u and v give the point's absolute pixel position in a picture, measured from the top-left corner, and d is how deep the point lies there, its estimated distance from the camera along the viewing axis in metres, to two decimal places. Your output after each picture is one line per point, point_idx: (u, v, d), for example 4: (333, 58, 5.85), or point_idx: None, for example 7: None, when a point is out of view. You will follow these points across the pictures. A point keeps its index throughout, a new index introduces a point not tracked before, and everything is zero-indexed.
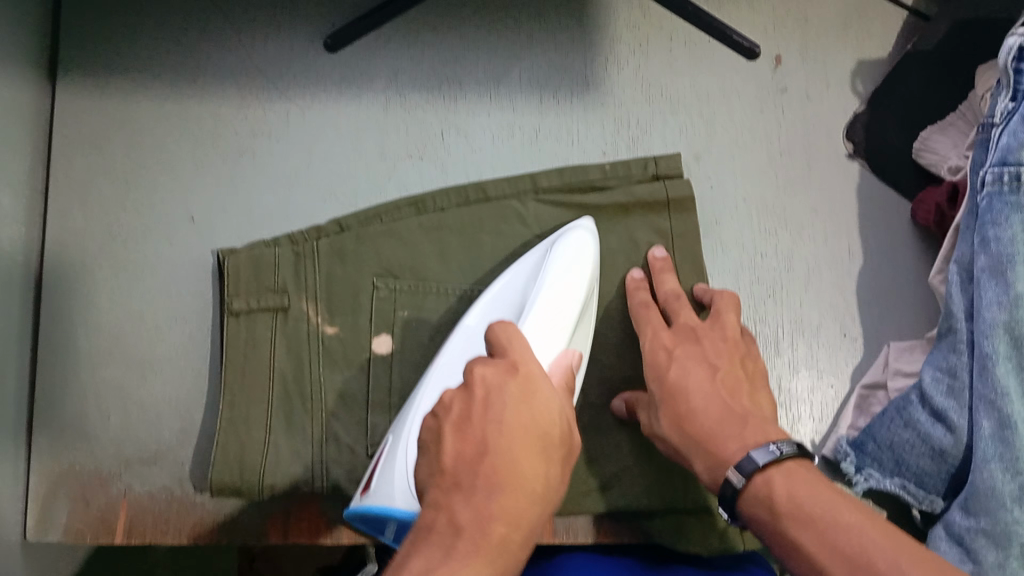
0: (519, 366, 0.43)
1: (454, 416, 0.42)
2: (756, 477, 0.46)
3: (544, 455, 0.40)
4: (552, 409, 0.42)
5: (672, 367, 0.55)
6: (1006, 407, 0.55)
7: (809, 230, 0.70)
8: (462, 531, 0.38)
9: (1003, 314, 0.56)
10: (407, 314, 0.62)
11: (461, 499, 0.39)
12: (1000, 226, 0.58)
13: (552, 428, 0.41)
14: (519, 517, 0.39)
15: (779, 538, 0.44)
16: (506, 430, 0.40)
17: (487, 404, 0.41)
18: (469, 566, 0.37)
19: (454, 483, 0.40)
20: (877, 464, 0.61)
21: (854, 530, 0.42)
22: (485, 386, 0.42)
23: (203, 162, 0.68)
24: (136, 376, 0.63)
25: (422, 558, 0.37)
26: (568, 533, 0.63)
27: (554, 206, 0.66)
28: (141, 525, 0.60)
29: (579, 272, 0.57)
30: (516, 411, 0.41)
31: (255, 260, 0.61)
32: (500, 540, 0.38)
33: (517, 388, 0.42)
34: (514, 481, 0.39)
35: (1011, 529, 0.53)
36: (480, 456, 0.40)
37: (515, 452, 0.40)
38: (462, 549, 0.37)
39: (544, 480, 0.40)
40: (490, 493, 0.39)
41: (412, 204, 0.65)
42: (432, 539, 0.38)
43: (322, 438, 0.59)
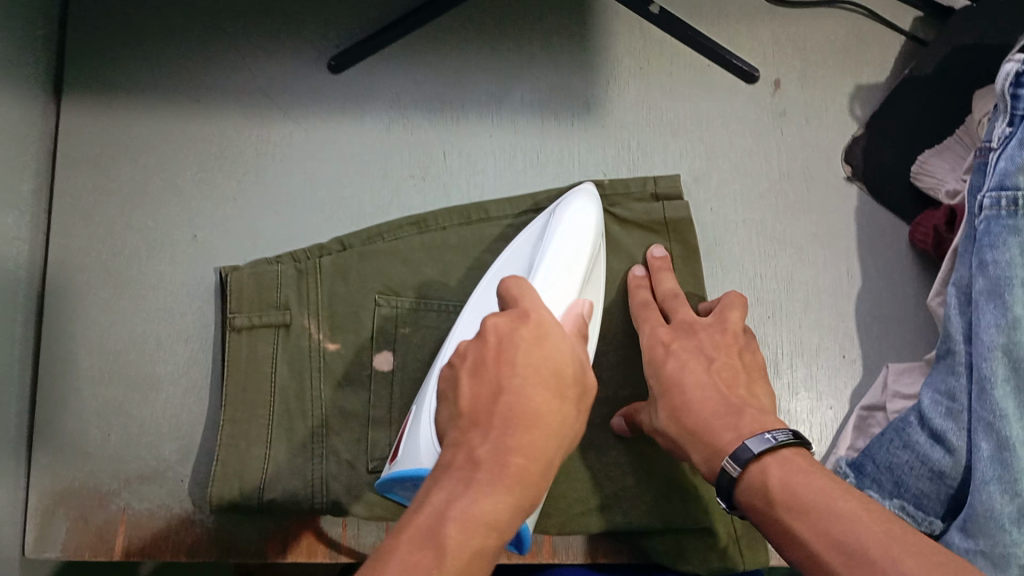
0: (531, 314, 0.43)
1: (467, 364, 0.42)
2: (751, 465, 0.46)
3: (559, 391, 0.41)
4: (566, 352, 0.42)
5: (668, 361, 0.55)
6: (1005, 429, 0.56)
7: (808, 252, 0.71)
8: (480, 466, 0.38)
9: (1002, 337, 0.57)
10: (408, 330, 0.62)
11: (479, 435, 0.39)
12: (999, 250, 0.58)
13: (566, 370, 0.41)
14: (539, 452, 0.39)
15: (774, 526, 0.44)
16: (521, 370, 0.40)
17: (500, 351, 0.41)
18: (489, 497, 0.37)
19: (471, 423, 0.40)
20: (876, 486, 0.61)
21: (847, 518, 0.41)
22: (498, 334, 0.42)
23: (207, 180, 0.68)
24: (137, 393, 0.63)
25: (442, 490, 0.38)
26: (567, 551, 0.64)
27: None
28: (139, 543, 0.60)
29: (581, 233, 0.58)
30: (530, 355, 0.41)
31: (258, 278, 0.61)
32: (519, 472, 0.38)
33: (530, 334, 0.42)
34: (530, 418, 0.39)
35: (1010, 551, 0.53)
36: (496, 397, 0.40)
37: (531, 392, 0.40)
38: (481, 481, 0.37)
39: (561, 415, 0.40)
40: (508, 430, 0.39)
41: (413, 223, 0.65)
42: (450, 473, 0.38)
43: (322, 455, 0.59)
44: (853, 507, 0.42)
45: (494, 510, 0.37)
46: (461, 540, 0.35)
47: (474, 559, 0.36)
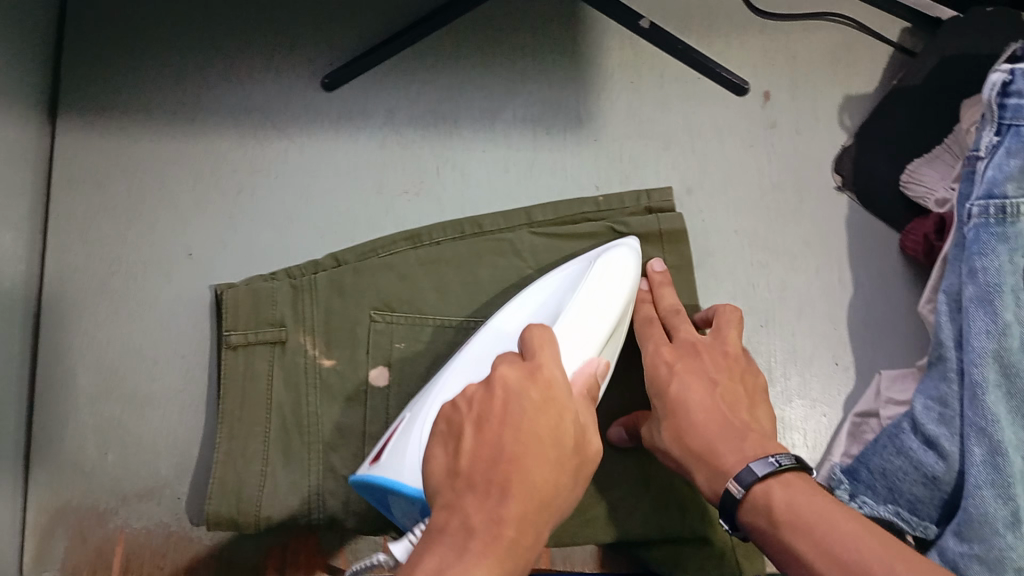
0: (543, 372, 0.42)
1: (472, 416, 0.41)
2: (755, 487, 0.47)
3: (559, 465, 0.40)
4: (570, 418, 0.41)
5: (672, 382, 0.55)
6: (998, 434, 0.56)
7: (801, 262, 0.71)
8: (474, 533, 0.37)
9: (993, 343, 0.58)
10: (404, 345, 0.63)
11: (476, 497, 0.38)
12: (987, 256, 0.59)
13: (570, 437, 0.41)
14: (531, 522, 0.38)
15: (776, 545, 0.45)
16: (523, 436, 0.40)
17: (506, 407, 0.41)
18: (480, 563, 0.36)
19: (468, 483, 0.39)
20: (871, 492, 0.62)
21: (851, 538, 0.43)
22: (506, 389, 0.41)
23: (203, 198, 0.69)
24: (134, 410, 0.63)
25: (433, 557, 0.37)
26: (568, 563, 0.64)
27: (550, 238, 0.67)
28: (138, 561, 0.60)
29: (613, 296, 0.58)
30: (535, 417, 0.40)
31: (253, 294, 0.62)
32: (509, 544, 0.37)
33: (538, 396, 0.41)
34: (528, 489, 0.38)
35: (1006, 554, 0.54)
36: (495, 461, 0.39)
37: (532, 460, 0.39)
38: (474, 548, 0.36)
39: (557, 488, 0.40)
40: (503, 499, 0.38)
41: (407, 238, 0.66)
42: (442, 539, 0.37)
43: (320, 470, 0.60)
44: (854, 526, 0.43)
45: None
46: None
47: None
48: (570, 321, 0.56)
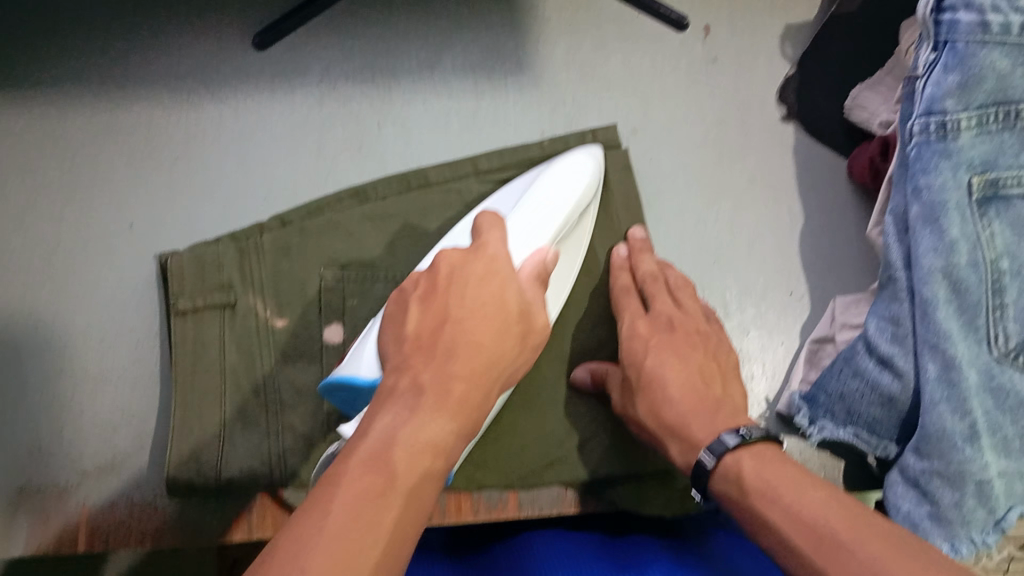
0: (484, 254, 0.48)
1: (418, 294, 0.46)
2: (726, 457, 0.48)
3: (503, 325, 0.44)
4: (513, 292, 0.46)
5: (648, 357, 0.56)
6: (950, 349, 0.57)
7: (751, 196, 0.71)
8: (423, 391, 0.40)
9: (940, 260, 0.59)
10: (357, 302, 0.62)
11: (424, 358, 0.42)
12: (930, 174, 0.60)
13: (512, 308, 0.46)
14: (476, 375, 0.42)
15: (746, 513, 0.45)
16: (469, 303, 0.45)
17: (450, 283, 0.46)
18: (433, 418, 0.38)
19: (415, 345, 0.43)
20: (830, 415, 0.63)
21: (818, 505, 0.42)
22: (450, 269, 0.47)
23: (140, 168, 0.67)
24: (85, 388, 0.63)
25: (387, 414, 0.38)
26: (535, 506, 0.63)
27: (497, 185, 0.67)
28: (103, 534, 0.60)
29: (570, 190, 0.60)
30: (479, 288, 0.46)
31: (198, 260, 0.61)
32: (460, 401, 0.40)
33: (481, 272, 0.47)
34: (472, 344, 0.43)
35: (965, 468, 0.56)
36: (440, 322, 0.44)
37: (476, 322, 0.44)
38: (426, 405, 0.39)
39: (501, 347, 0.44)
40: (450, 356, 0.42)
41: (354, 195, 0.65)
42: (395, 398, 0.39)
43: (278, 431, 0.59)
44: (821, 496, 0.43)
45: (439, 433, 0.38)
46: (411, 461, 0.36)
47: (424, 477, 0.36)
48: (533, 209, 0.57)
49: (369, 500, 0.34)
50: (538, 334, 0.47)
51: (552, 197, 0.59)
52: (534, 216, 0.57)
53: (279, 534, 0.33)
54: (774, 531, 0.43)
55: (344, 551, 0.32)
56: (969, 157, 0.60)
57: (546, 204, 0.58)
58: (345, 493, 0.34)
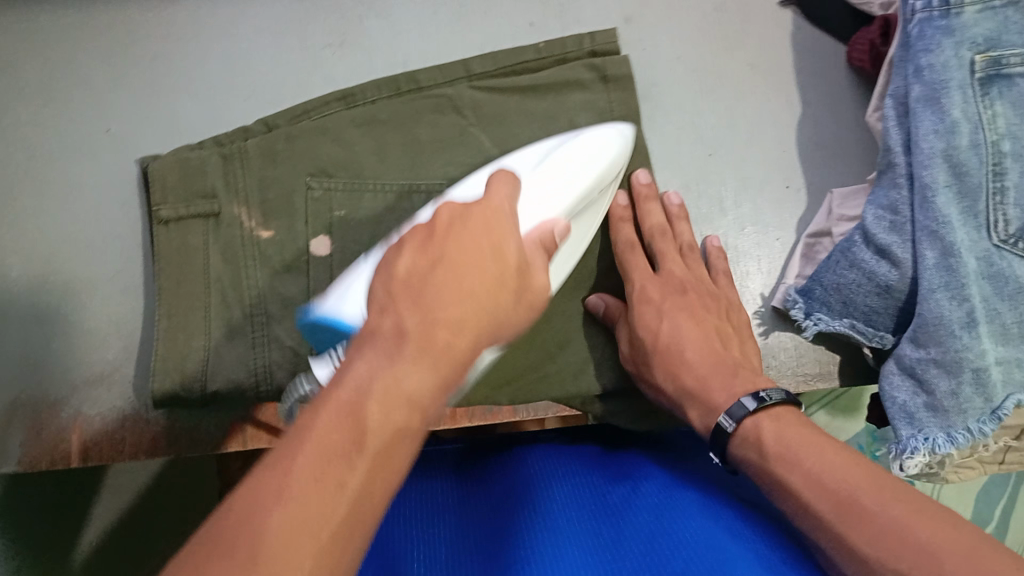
0: (489, 202, 0.45)
1: (414, 240, 0.42)
2: (745, 421, 0.49)
3: (497, 278, 0.41)
4: (513, 242, 0.43)
5: (663, 323, 0.57)
6: (949, 236, 0.56)
7: (749, 88, 0.69)
8: (406, 335, 0.37)
9: (940, 142, 0.57)
10: (344, 212, 0.61)
11: (409, 302, 0.38)
12: (932, 53, 0.58)
13: (512, 262, 0.42)
14: (462, 327, 0.38)
15: (764, 475, 0.46)
16: (464, 248, 0.41)
17: (450, 227, 0.42)
18: (416, 368, 0.36)
19: (404, 287, 0.39)
20: (826, 307, 0.62)
21: (837, 468, 0.43)
22: (451, 213, 0.44)
23: (115, 72, 0.65)
24: (73, 298, 0.62)
25: (364, 364, 0.35)
26: (529, 410, 0.63)
27: (489, 92, 0.65)
28: (96, 447, 0.60)
29: (595, 166, 0.58)
30: (478, 237, 0.42)
31: (180, 163, 0.59)
32: (444, 348, 0.37)
33: (481, 219, 0.43)
34: (464, 292, 0.39)
35: (961, 356, 0.56)
36: (433, 269, 0.40)
37: (470, 271, 0.40)
38: (408, 355, 0.36)
39: (495, 299, 0.40)
40: (440, 305, 0.38)
41: (340, 98, 0.63)
42: (375, 341, 0.37)
43: (264, 343, 0.59)
44: (836, 458, 0.44)
45: (419, 387, 0.35)
46: (386, 413, 0.34)
47: (396, 436, 0.34)
48: (550, 171, 0.56)
49: (330, 461, 0.32)
50: (539, 295, 0.44)
51: (568, 165, 0.57)
52: (550, 178, 0.56)
53: (236, 495, 0.31)
54: (788, 499, 0.44)
55: (303, 519, 0.30)
56: (972, 35, 0.58)
57: (562, 169, 0.57)
58: (307, 452, 0.32)
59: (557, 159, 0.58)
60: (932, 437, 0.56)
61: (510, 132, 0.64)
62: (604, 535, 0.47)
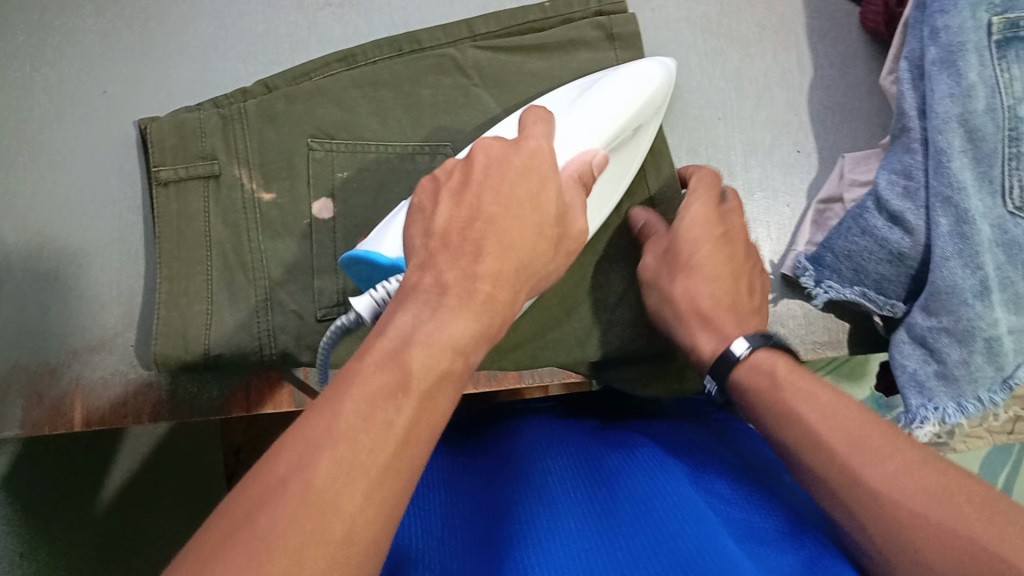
0: (529, 143, 0.45)
1: (452, 183, 0.43)
2: (760, 351, 0.49)
3: (536, 230, 0.41)
4: (552, 190, 0.43)
5: (693, 258, 0.56)
6: (964, 202, 0.55)
7: (758, 47, 0.68)
8: (448, 290, 0.37)
9: (957, 106, 0.56)
10: (347, 175, 0.60)
11: (449, 257, 0.39)
12: (949, 14, 0.57)
13: (550, 209, 0.43)
14: (506, 276, 0.39)
15: (767, 401, 0.46)
16: (504, 196, 0.42)
17: (486, 172, 0.43)
18: (458, 317, 0.36)
19: (443, 244, 0.40)
20: (836, 275, 0.61)
21: (841, 415, 0.43)
22: (489, 157, 0.44)
23: (111, 32, 0.64)
24: (72, 261, 0.61)
25: (407, 314, 0.36)
26: (534, 377, 0.64)
27: (494, 52, 0.63)
28: (98, 412, 0.59)
29: (632, 98, 0.57)
30: (515, 184, 0.42)
31: (179, 126, 0.59)
32: (486, 299, 0.37)
33: (521, 164, 0.43)
34: (505, 243, 0.40)
35: (973, 325, 0.55)
36: (472, 221, 0.40)
37: (511, 219, 0.41)
38: (450, 304, 0.36)
39: (533, 251, 0.41)
40: (478, 257, 0.39)
41: (341, 59, 0.62)
42: (417, 295, 0.37)
43: (267, 307, 0.58)
44: (833, 405, 0.44)
45: (463, 334, 0.35)
46: (429, 359, 0.34)
47: (441, 380, 0.34)
48: (589, 104, 0.56)
49: (379, 401, 0.31)
50: (573, 241, 0.45)
51: (607, 98, 0.56)
52: (589, 114, 0.55)
53: (280, 441, 0.30)
54: (787, 437, 0.44)
55: (350, 461, 0.29)
56: None
57: (599, 105, 0.56)
58: (354, 394, 0.31)
59: (596, 91, 0.57)
60: (943, 406, 0.56)
61: (514, 93, 0.63)
62: (599, 502, 0.46)
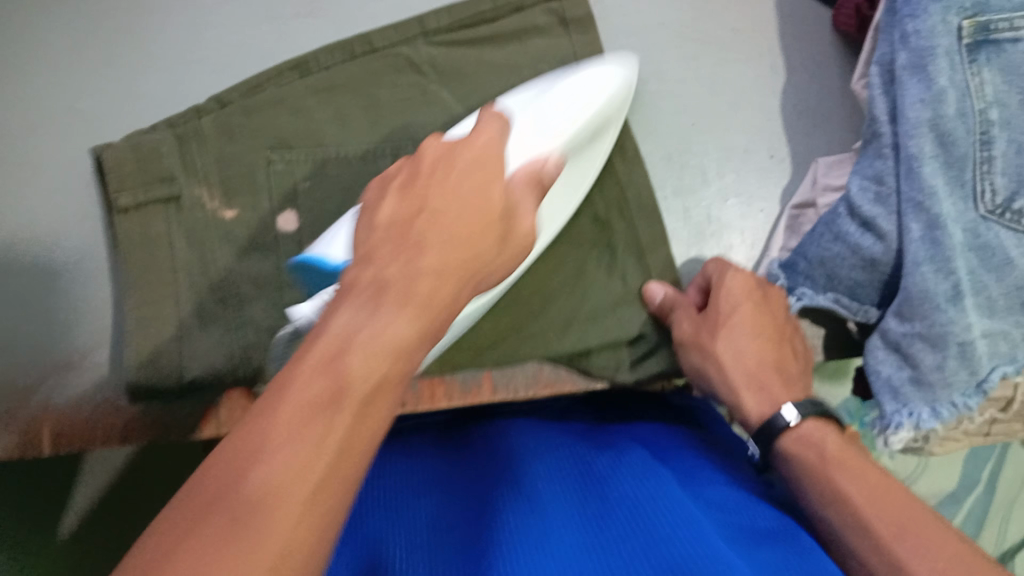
0: (477, 139, 0.43)
1: (397, 183, 0.41)
2: (808, 420, 0.48)
3: (482, 227, 0.39)
4: (498, 191, 0.41)
5: (730, 325, 0.55)
6: (934, 207, 0.54)
7: (731, 51, 0.67)
8: (389, 287, 0.35)
9: (927, 111, 0.55)
10: (309, 184, 0.60)
11: (393, 250, 0.37)
12: (918, 19, 0.56)
13: (494, 204, 0.40)
14: (448, 278, 0.37)
15: (814, 475, 0.46)
16: (447, 195, 0.40)
17: (432, 172, 0.41)
18: (400, 316, 0.34)
19: (386, 237, 0.38)
20: (810, 281, 0.61)
21: (892, 519, 0.42)
22: (435, 156, 0.42)
23: (76, 47, 0.63)
24: (40, 280, 0.60)
25: (346, 312, 0.33)
26: (510, 388, 0.61)
27: (447, 50, 0.63)
28: (70, 435, 0.58)
29: (577, 111, 0.56)
30: (461, 181, 0.41)
31: (134, 149, 0.57)
32: (428, 297, 0.35)
33: (469, 161, 0.42)
34: (449, 240, 0.38)
35: (947, 330, 0.54)
36: (414, 217, 0.39)
37: (453, 220, 0.39)
38: (389, 302, 0.34)
39: (480, 251, 0.39)
40: (420, 252, 0.37)
41: (294, 67, 0.61)
42: (355, 292, 0.35)
43: (240, 325, 0.58)
44: (883, 497, 0.43)
45: (403, 336, 0.33)
46: (368, 367, 0.31)
47: (383, 384, 0.32)
48: (533, 117, 0.55)
49: (312, 416, 0.29)
50: (521, 240, 0.42)
51: (554, 112, 0.55)
52: (529, 129, 0.54)
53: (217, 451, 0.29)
54: (829, 514, 0.44)
55: (287, 473, 0.28)
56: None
57: (553, 114, 0.55)
58: (287, 406, 0.29)
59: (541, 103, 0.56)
60: (917, 412, 0.56)
61: (472, 89, 0.63)
62: (590, 509, 0.45)
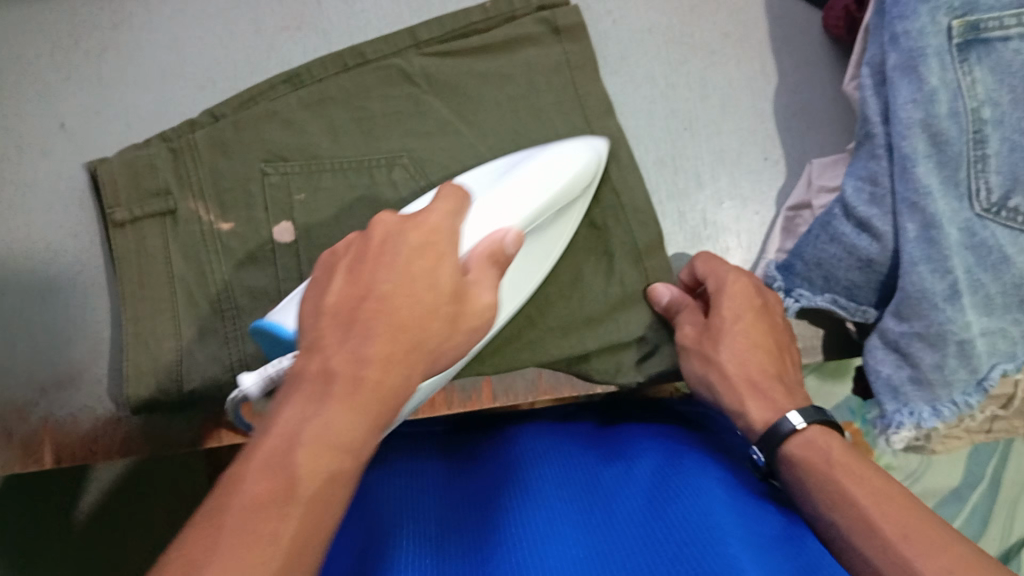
0: (428, 219, 0.41)
1: (347, 261, 0.40)
2: (814, 426, 0.48)
3: (430, 313, 0.37)
4: (449, 268, 0.39)
5: (732, 335, 0.55)
6: (930, 207, 0.54)
7: (721, 55, 0.67)
8: (334, 378, 0.34)
9: (919, 112, 0.55)
10: (304, 197, 0.60)
11: (336, 339, 0.36)
12: (908, 20, 0.56)
13: (443, 288, 0.38)
14: (393, 367, 0.35)
15: (817, 479, 0.46)
16: (393, 276, 0.38)
17: (383, 249, 0.39)
18: (347, 409, 0.33)
19: (332, 324, 0.37)
20: (808, 283, 0.61)
21: (894, 517, 0.41)
22: (386, 230, 0.40)
23: (66, 64, 0.63)
24: (35, 298, 0.60)
25: (291, 409, 0.33)
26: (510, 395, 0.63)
27: (439, 59, 0.63)
28: (70, 450, 0.59)
29: (551, 181, 0.53)
30: (409, 261, 0.38)
31: (129, 165, 0.58)
32: (372, 387, 0.34)
33: (418, 238, 0.40)
34: (396, 325, 0.36)
35: (945, 329, 0.54)
36: (360, 301, 0.37)
37: (401, 304, 0.37)
38: (335, 396, 0.33)
39: (431, 332, 0.37)
40: (365, 341, 0.35)
41: (287, 79, 0.61)
42: (300, 387, 0.34)
43: (237, 337, 0.58)
44: (885, 496, 0.43)
45: (350, 430, 0.33)
46: (315, 462, 0.31)
47: (332, 479, 0.32)
48: (506, 185, 0.51)
49: (262, 513, 0.29)
50: (477, 319, 0.40)
51: (528, 179, 0.52)
52: (502, 197, 0.50)
53: (176, 545, 0.29)
54: (835, 516, 0.44)
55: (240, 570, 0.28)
56: None
57: (529, 179, 0.52)
58: (236, 508, 0.29)
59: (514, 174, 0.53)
60: (918, 411, 0.56)
61: (465, 97, 0.63)
62: (596, 514, 0.45)
